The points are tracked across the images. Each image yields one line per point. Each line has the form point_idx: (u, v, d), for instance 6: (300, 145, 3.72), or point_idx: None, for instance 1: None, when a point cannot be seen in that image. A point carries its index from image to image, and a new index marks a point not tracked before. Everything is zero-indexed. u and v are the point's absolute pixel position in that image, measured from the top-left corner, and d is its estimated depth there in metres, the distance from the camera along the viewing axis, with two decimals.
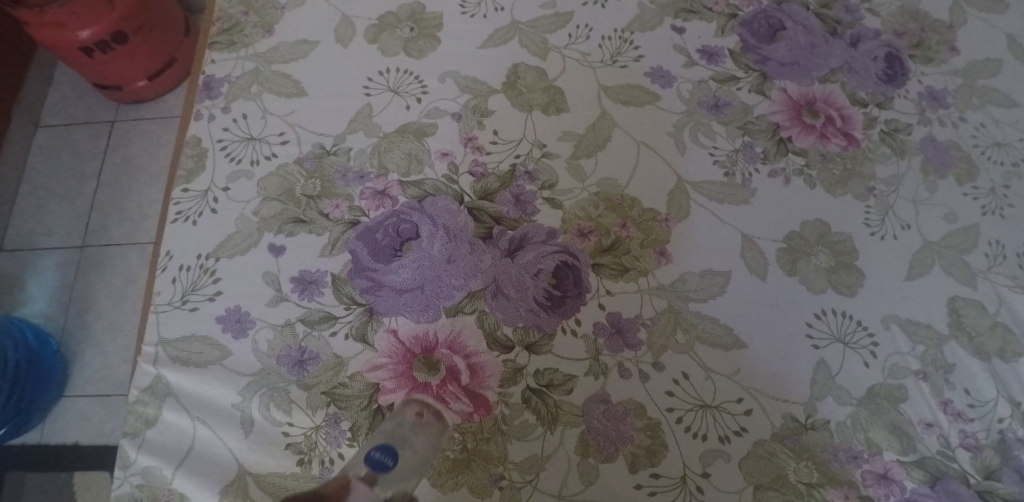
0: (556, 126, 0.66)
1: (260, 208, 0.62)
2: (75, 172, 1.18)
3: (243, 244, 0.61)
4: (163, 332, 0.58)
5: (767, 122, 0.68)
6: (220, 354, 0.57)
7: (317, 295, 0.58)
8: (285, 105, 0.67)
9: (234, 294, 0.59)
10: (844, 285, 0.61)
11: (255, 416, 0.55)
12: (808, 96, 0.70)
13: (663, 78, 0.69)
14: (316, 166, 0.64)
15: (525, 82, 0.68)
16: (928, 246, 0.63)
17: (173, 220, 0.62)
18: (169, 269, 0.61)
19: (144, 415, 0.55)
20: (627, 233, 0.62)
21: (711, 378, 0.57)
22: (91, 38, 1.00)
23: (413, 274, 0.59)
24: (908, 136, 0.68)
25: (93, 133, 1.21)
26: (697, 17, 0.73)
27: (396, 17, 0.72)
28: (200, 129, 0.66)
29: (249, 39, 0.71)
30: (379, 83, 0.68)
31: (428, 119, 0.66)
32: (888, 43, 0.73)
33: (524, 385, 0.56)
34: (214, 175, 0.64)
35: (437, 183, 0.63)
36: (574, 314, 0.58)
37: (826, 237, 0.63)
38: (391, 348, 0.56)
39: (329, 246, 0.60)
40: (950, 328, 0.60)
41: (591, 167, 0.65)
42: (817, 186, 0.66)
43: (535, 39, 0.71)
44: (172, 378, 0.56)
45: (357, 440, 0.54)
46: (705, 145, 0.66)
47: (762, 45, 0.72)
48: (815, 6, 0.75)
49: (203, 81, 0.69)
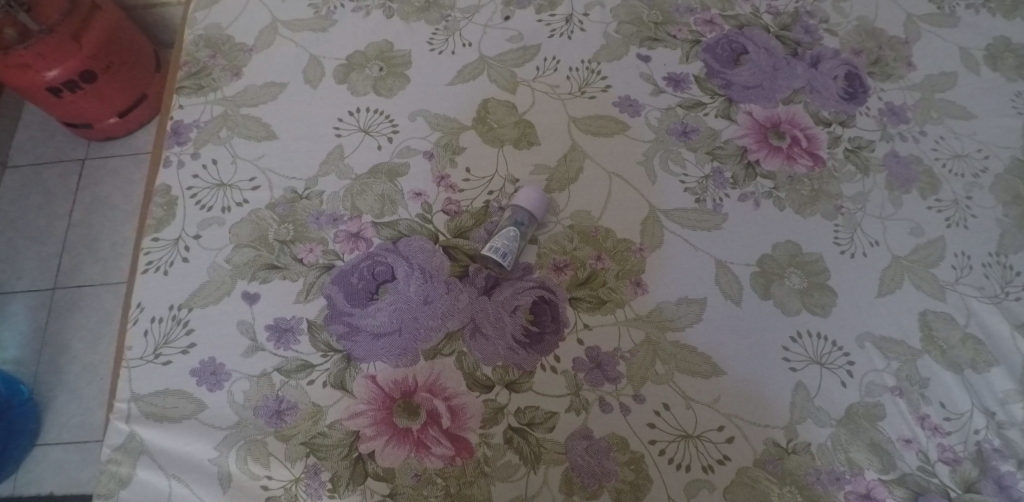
0: (528, 159, 0.67)
1: (232, 255, 0.62)
2: (44, 214, 1.15)
3: (216, 294, 0.60)
4: (136, 388, 0.56)
5: (735, 146, 0.69)
6: (195, 407, 0.56)
7: (293, 343, 0.57)
8: (254, 149, 0.67)
9: (207, 345, 0.58)
10: (817, 305, 0.62)
11: (233, 471, 0.53)
12: (774, 118, 0.71)
13: (631, 107, 0.70)
14: (288, 211, 0.63)
15: (496, 117, 0.69)
16: (897, 261, 0.65)
17: (143, 270, 0.61)
18: (140, 322, 0.59)
19: (118, 474, 0.54)
20: (602, 265, 0.62)
21: (691, 407, 0.57)
22: (58, 78, 0.98)
23: (390, 316, 0.58)
24: (872, 153, 0.70)
25: (62, 173, 1.18)
26: (662, 45, 0.74)
27: (365, 56, 0.72)
28: (170, 176, 0.65)
29: (217, 83, 0.71)
30: (350, 123, 0.68)
31: (400, 158, 0.66)
32: (847, 63, 0.75)
33: (505, 425, 0.56)
34: (184, 223, 0.63)
35: (411, 223, 0.63)
36: (554, 350, 0.58)
37: (797, 258, 0.64)
38: (370, 394, 0.56)
39: (304, 291, 0.60)
40: (923, 342, 0.61)
41: (565, 200, 0.65)
42: (787, 208, 0.67)
43: (504, 73, 0.71)
44: (145, 435, 0.55)
45: (338, 491, 0.53)
46: (675, 173, 0.67)
47: (726, 70, 0.73)
48: (776, 28, 0.76)
49: (172, 127, 0.68)
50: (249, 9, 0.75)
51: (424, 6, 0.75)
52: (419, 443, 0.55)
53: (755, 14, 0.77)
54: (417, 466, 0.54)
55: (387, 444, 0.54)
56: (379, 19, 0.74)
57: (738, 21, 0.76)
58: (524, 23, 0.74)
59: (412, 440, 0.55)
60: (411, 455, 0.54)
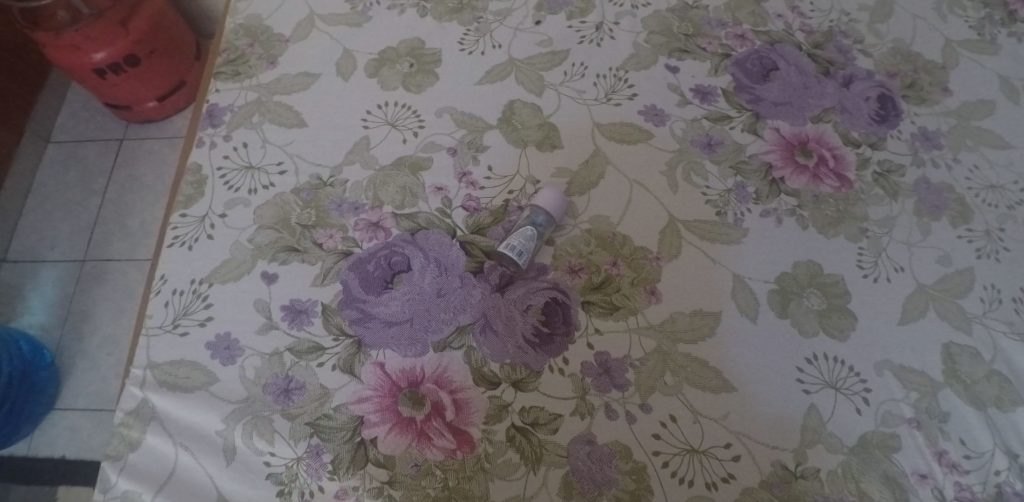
0: (550, 161, 0.67)
1: (255, 236, 0.63)
2: (81, 190, 1.20)
3: (236, 271, 0.61)
4: (152, 356, 0.58)
5: (760, 162, 0.68)
6: (207, 379, 0.57)
7: (307, 325, 0.58)
8: (284, 135, 0.68)
9: (224, 320, 0.59)
10: (836, 328, 0.61)
11: (238, 445, 0.54)
12: (801, 136, 0.70)
13: (657, 116, 0.70)
14: (311, 197, 0.65)
15: (520, 118, 0.70)
16: (922, 290, 0.63)
17: (169, 244, 0.63)
18: (162, 293, 0.61)
19: (128, 438, 0.55)
20: (617, 271, 0.62)
21: (698, 421, 0.56)
22: (104, 60, 1.02)
23: (403, 306, 0.59)
24: (902, 178, 0.68)
25: (102, 152, 1.23)
26: (692, 56, 0.74)
27: (396, 52, 0.73)
28: (201, 156, 0.67)
29: (253, 70, 0.73)
30: (377, 116, 0.69)
31: (424, 152, 0.67)
32: (880, 85, 0.74)
33: (509, 423, 0.55)
34: (211, 202, 0.65)
35: (430, 217, 0.64)
36: (562, 352, 0.58)
37: (817, 278, 0.63)
38: (377, 381, 0.56)
39: (321, 276, 0.61)
40: (945, 375, 0.59)
41: (584, 204, 0.65)
42: (810, 227, 0.65)
43: (531, 76, 0.72)
44: (158, 402, 0.56)
45: (337, 473, 0.53)
46: (698, 185, 0.67)
47: (756, 85, 0.73)
48: (808, 46, 0.75)
49: (207, 110, 0.70)
50: (289, 2, 0.77)
51: (457, 6, 0.76)
52: (422, 434, 0.55)
53: (788, 32, 0.76)
54: (418, 456, 0.54)
55: (390, 431, 0.55)
56: (414, 17, 0.76)
57: (770, 37, 0.76)
58: (554, 28, 0.75)
59: (415, 430, 0.55)
60: (413, 445, 0.54)
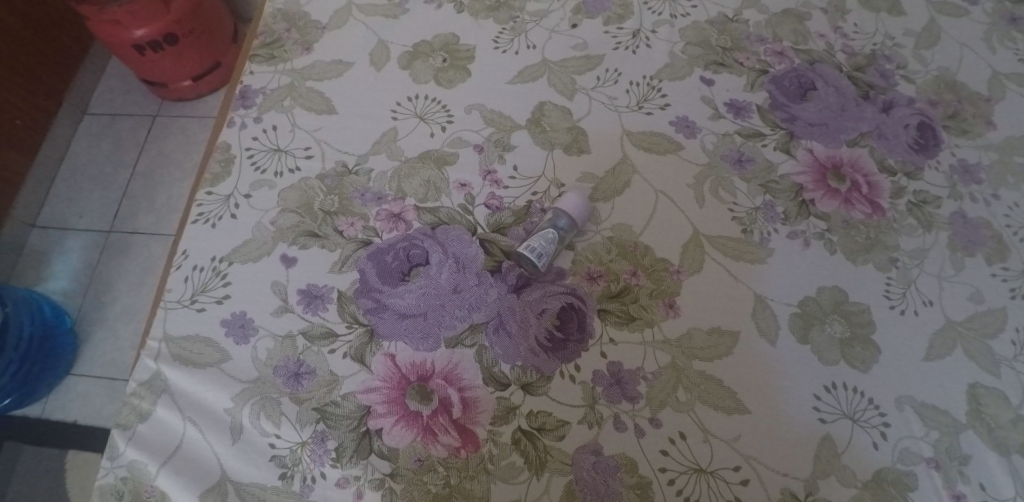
0: (576, 166, 0.67)
1: (277, 218, 0.63)
2: (113, 161, 1.22)
3: (256, 252, 0.61)
4: (168, 329, 0.58)
5: (790, 182, 0.67)
6: (220, 357, 0.57)
7: (321, 310, 0.58)
8: (313, 120, 0.69)
9: (241, 300, 0.59)
10: (857, 358, 0.59)
11: (245, 424, 0.54)
12: (835, 159, 0.68)
13: (688, 128, 0.69)
14: (336, 184, 0.65)
15: (550, 120, 0.69)
16: (951, 326, 0.61)
17: (193, 220, 0.63)
18: (182, 268, 0.61)
19: (139, 408, 0.55)
20: (636, 281, 0.61)
21: (708, 441, 0.55)
22: (144, 37, 1.04)
23: (418, 300, 0.59)
24: (937, 209, 0.66)
25: (135, 127, 1.25)
26: (728, 70, 0.73)
27: (430, 46, 0.73)
28: (231, 135, 0.68)
29: (288, 54, 0.73)
30: (407, 108, 0.69)
31: (450, 147, 0.67)
32: (921, 112, 0.72)
33: (515, 426, 0.55)
34: (237, 181, 0.65)
35: (451, 212, 0.63)
36: (575, 359, 0.57)
37: (842, 306, 0.61)
38: (386, 372, 0.56)
39: (339, 263, 0.61)
40: (969, 416, 0.57)
41: (607, 211, 0.65)
42: (837, 252, 0.64)
43: (564, 79, 0.72)
44: (170, 375, 0.57)
45: (340, 461, 0.53)
46: (725, 201, 0.66)
47: (792, 104, 0.71)
48: (849, 68, 0.74)
49: (240, 91, 0.71)
50: None
51: (494, 5, 0.76)
52: (427, 429, 0.54)
53: (829, 52, 0.75)
54: (422, 451, 0.54)
55: (396, 423, 0.54)
56: (450, 12, 0.76)
57: (810, 56, 0.74)
58: (590, 33, 0.74)
59: (421, 425, 0.54)
60: (417, 439, 0.54)
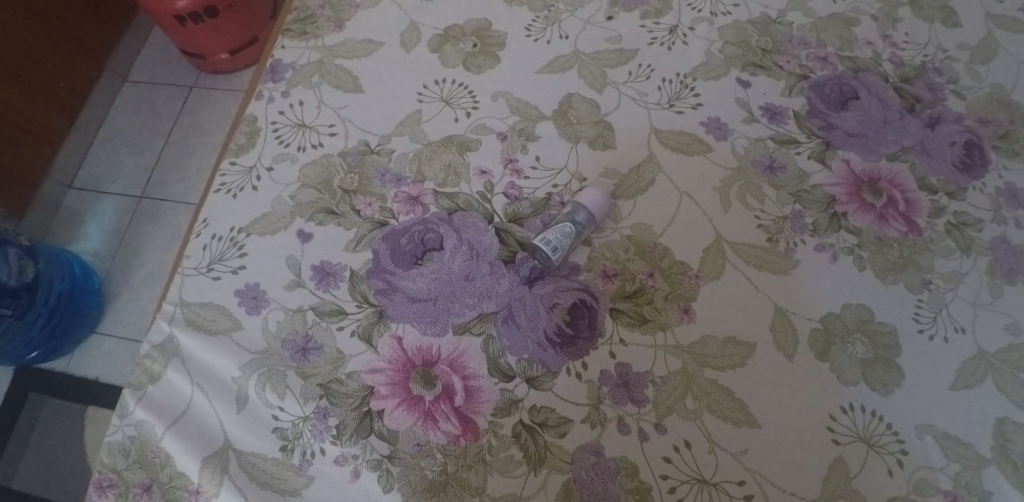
0: (599, 161, 0.65)
1: (297, 193, 0.63)
2: (149, 129, 1.25)
3: (273, 225, 0.62)
4: (184, 295, 0.59)
5: (823, 193, 0.64)
6: (231, 326, 0.58)
7: (332, 288, 0.59)
8: (340, 98, 0.68)
9: (256, 271, 0.60)
10: (878, 381, 0.57)
11: (250, 394, 0.55)
12: (872, 172, 0.65)
13: (719, 130, 0.67)
14: (357, 162, 0.65)
15: (576, 112, 0.68)
16: (982, 356, 0.58)
17: (216, 189, 0.64)
18: (202, 236, 0.62)
19: (150, 370, 0.56)
20: (652, 283, 0.60)
21: (714, 452, 0.54)
22: (185, 9, 1.06)
23: (429, 284, 0.58)
24: (979, 233, 0.63)
25: (172, 97, 1.28)
26: (766, 73, 0.70)
27: (462, 31, 0.73)
28: (259, 108, 0.68)
29: (320, 31, 0.73)
30: (433, 92, 0.69)
31: (473, 134, 0.66)
32: (970, 130, 0.68)
33: (517, 419, 0.54)
34: (261, 154, 0.66)
35: (469, 199, 0.63)
36: (583, 356, 0.56)
37: (866, 325, 0.59)
38: (392, 354, 0.56)
39: (354, 242, 0.61)
40: (993, 452, 0.54)
41: (628, 209, 0.63)
42: (866, 269, 0.61)
43: (594, 72, 0.70)
44: (183, 340, 0.57)
45: (340, 439, 0.53)
46: (752, 207, 0.63)
47: (831, 112, 0.68)
48: (895, 79, 0.70)
49: (270, 64, 0.71)
50: None
51: None
52: (428, 414, 0.54)
53: (875, 60, 0.71)
54: (421, 436, 0.53)
55: (398, 406, 0.54)
56: None
57: (855, 64, 0.71)
58: (625, 26, 0.73)
59: (422, 410, 0.54)
60: (417, 424, 0.54)
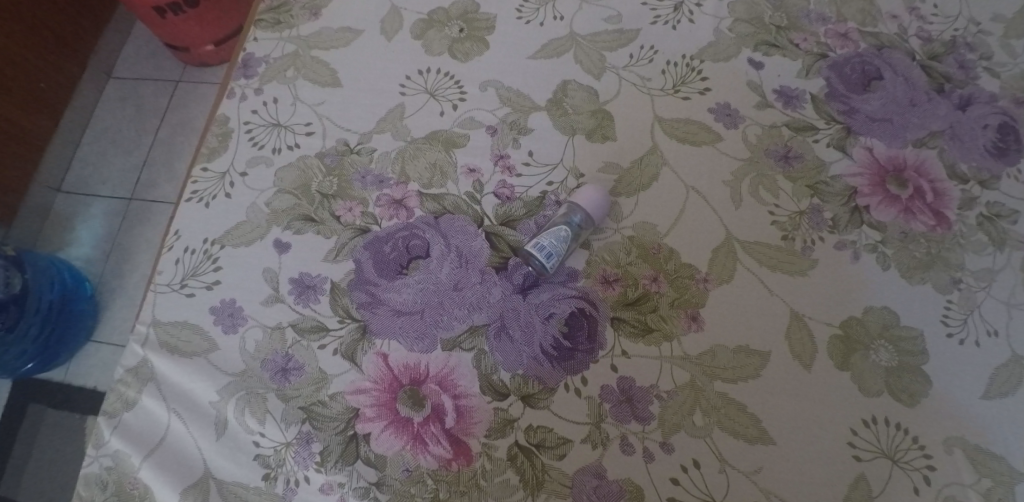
0: (598, 155, 0.60)
1: (272, 199, 0.59)
2: (135, 125, 1.21)
3: (249, 235, 0.58)
4: (157, 314, 0.56)
5: (843, 185, 0.59)
6: (207, 346, 0.54)
7: (313, 302, 0.55)
8: (317, 93, 0.63)
9: (232, 286, 0.56)
10: (904, 392, 0.52)
11: (229, 420, 0.52)
12: (897, 160, 0.60)
13: (729, 117, 0.62)
14: (336, 163, 0.60)
15: (573, 101, 0.62)
16: (1016, 362, 0.53)
17: (187, 198, 0.60)
18: (174, 249, 0.58)
19: (125, 396, 0.53)
20: (657, 289, 0.55)
21: (725, 472, 0.50)
22: None
23: (416, 296, 0.54)
24: (1013, 225, 0.58)
25: (157, 91, 1.23)
26: (780, 52, 0.64)
27: (447, 14, 0.67)
28: (231, 107, 0.64)
29: (294, 20, 0.68)
30: (417, 83, 0.64)
31: (461, 129, 0.61)
32: (1005, 111, 0.62)
33: (512, 441, 0.50)
34: (234, 158, 0.61)
35: (457, 200, 0.58)
36: (582, 371, 0.52)
37: (891, 330, 0.54)
38: (378, 373, 0.52)
39: (334, 251, 0.56)
40: None
41: (630, 207, 0.58)
42: (891, 268, 0.56)
43: (592, 56, 0.64)
44: (157, 363, 0.54)
45: (325, 466, 0.50)
46: (766, 202, 0.58)
47: (852, 95, 0.62)
48: (922, 56, 0.64)
49: (242, 59, 0.66)
50: None
51: None
52: (418, 437, 0.51)
53: (900, 35, 0.65)
54: (410, 461, 0.50)
55: (385, 429, 0.51)
56: None
57: (878, 40, 0.65)
58: (625, 4, 0.67)
59: (411, 433, 0.51)
60: (406, 448, 0.50)
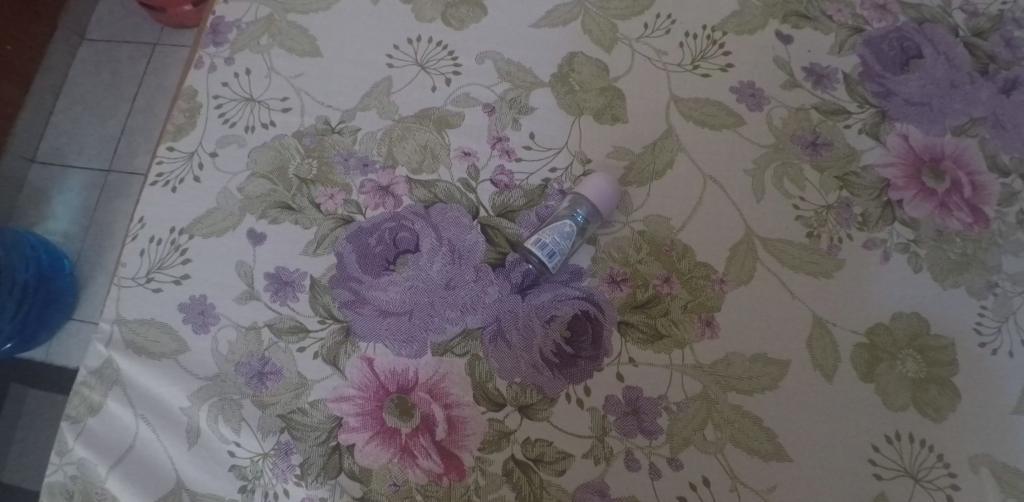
0: (607, 138, 0.54)
1: (246, 184, 0.53)
2: (108, 89, 1.13)
3: (220, 224, 0.52)
4: (121, 310, 0.51)
5: (874, 176, 0.53)
6: (176, 347, 0.50)
7: (290, 300, 0.50)
8: (294, 64, 0.57)
9: (202, 281, 0.51)
10: (931, 406, 0.48)
11: (202, 427, 0.48)
12: (935, 150, 0.54)
13: (752, 97, 0.56)
14: (315, 144, 0.54)
15: (579, 77, 0.56)
16: None
17: (152, 181, 0.54)
18: (138, 239, 0.53)
19: (89, 400, 0.49)
20: (669, 290, 0.50)
21: (736, 490, 0.46)
22: None
23: (403, 295, 0.50)
24: None
25: (129, 53, 1.15)
26: (812, 25, 0.58)
27: None
28: (199, 78, 0.57)
29: None
30: (406, 53, 0.57)
31: (455, 107, 0.55)
32: None
33: (509, 454, 0.47)
34: (203, 136, 0.55)
35: (450, 188, 0.53)
36: (584, 380, 0.48)
37: (919, 338, 0.50)
38: (363, 379, 0.48)
39: (314, 244, 0.51)
40: None
41: (640, 199, 0.53)
42: (923, 270, 0.51)
43: (602, 26, 0.58)
44: (122, 365, 0.50)
45: (306, 479, 0.46)
46: (790, 194, 0.53)
47: (889, 75, 0.56)
48: (967, 32, 0.57)
49: (211, 22, 0.59)
50: None
51: None
52: (406, 450, 0.47)
53: (944, 8, 0.58)
54: (398, 474, 0.47)
55: (370, 441, 0.47)
56: None
57: (919, 12, 0.58)
58: None
59: (399, 444, 0.47)
60: (394, 461, 0.47)
